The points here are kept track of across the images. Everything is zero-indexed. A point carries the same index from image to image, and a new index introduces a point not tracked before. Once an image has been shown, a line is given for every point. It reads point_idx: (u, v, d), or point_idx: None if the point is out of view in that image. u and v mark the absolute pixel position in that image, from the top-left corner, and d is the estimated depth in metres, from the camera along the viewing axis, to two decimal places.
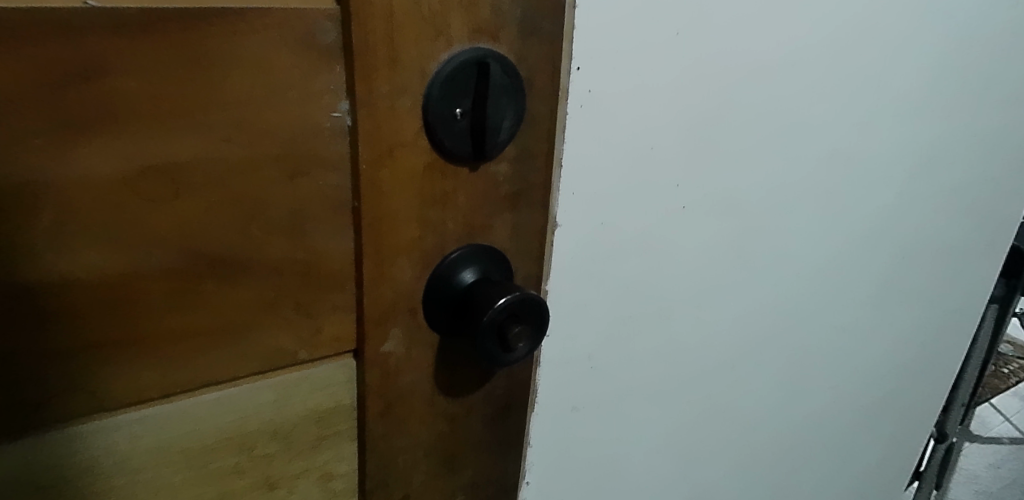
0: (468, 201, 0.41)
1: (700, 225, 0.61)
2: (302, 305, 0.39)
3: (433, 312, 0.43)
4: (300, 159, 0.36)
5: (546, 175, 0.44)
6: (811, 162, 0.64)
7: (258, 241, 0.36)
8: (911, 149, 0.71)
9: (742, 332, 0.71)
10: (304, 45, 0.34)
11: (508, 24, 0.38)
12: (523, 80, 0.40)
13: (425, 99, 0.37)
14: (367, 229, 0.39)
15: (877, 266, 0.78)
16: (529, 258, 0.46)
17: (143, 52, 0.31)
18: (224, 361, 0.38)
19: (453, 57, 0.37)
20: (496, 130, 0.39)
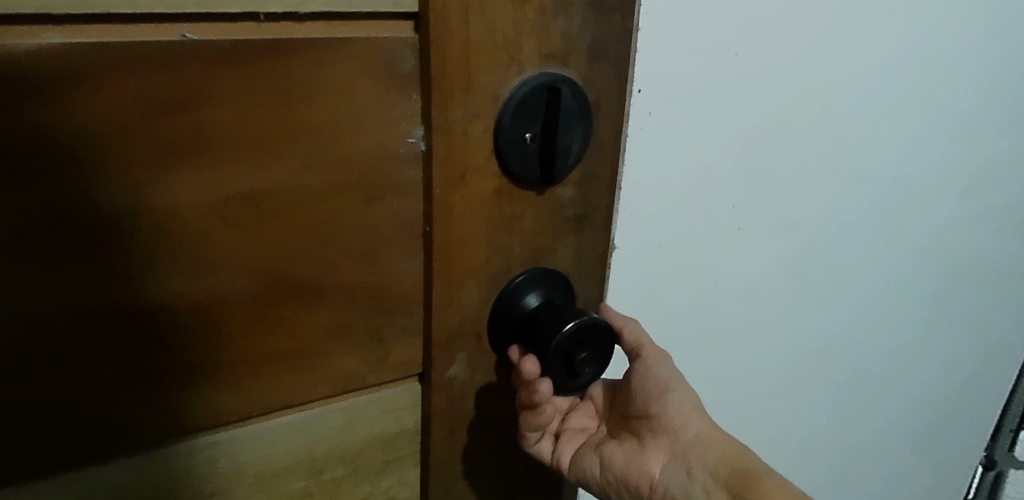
0: (533, 224, 0.42)
1: (754, 247, 0.60)
2: (371, 328, 0.40)
3: (498, 335, 0.43)
4: (377, 185, 0.37)
5: (610, 198, 0.44)
6: (866, 183, 0.64)
7: (334, 265, 0.37)
8: (968, 169, 0.70)
9: (794, 355, 0.70)
10: (383, 73, 0.35)
11: (578, 49, 0.39)
12: (591, 105, 0.40)
13: (497, 124, 0.37)
14: (438, 253, 0.39)
15: (931, 287, 0.76)
16: (591, 282, 0.46)
17: (234, 82, 0.32)
18: (298, 385, 0.39)
19: (524, 82, 0.37)
20: (564, 154, 0.39)
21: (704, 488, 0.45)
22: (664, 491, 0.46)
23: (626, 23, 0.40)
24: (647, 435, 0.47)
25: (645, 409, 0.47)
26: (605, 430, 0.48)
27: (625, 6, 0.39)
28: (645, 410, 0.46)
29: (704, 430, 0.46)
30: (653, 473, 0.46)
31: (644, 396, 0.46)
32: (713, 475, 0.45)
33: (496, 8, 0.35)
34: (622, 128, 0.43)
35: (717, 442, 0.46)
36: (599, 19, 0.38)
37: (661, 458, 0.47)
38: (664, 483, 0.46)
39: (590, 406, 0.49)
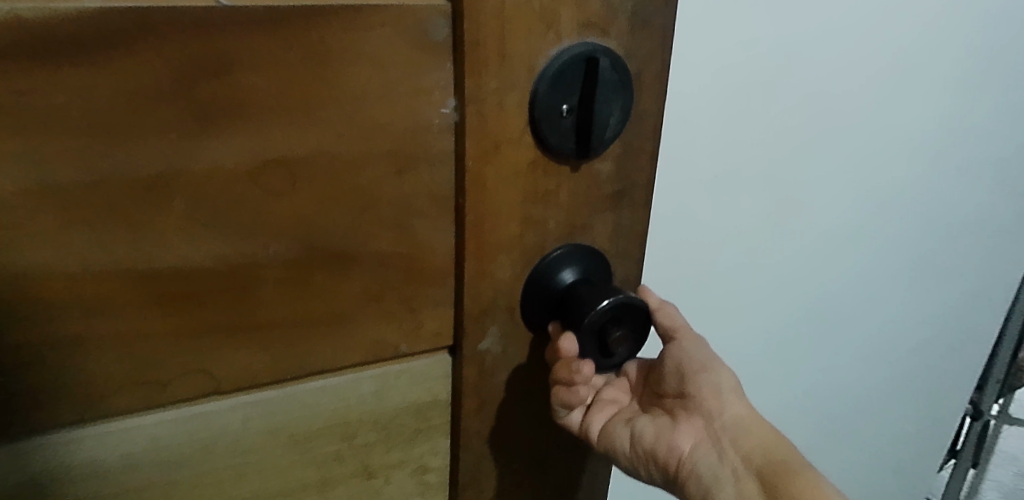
0: (570, 199, 0.41)
1: (740, 201, 0.65)
2: (404, 300, 0.40)
3: (532, 311, 0.42)
4: (412, 156, 0.37)
5: (650, 174, 0.43)
6: (847, 143, 0.68)
7: (368, 233, 0.37)
8: (958, 129, 0.74)
9: (783, 305, 0.75)
10: (417, 41, 0.35)
11: (618, 18, 0.37)
12: (631, 77, 0.39)
13: (533, 94, 0.37)
14: (469, 225, 0.39)
15: (919, 245, 0.79)
16: (629, 259, 0.45)
17: (268, 49, 0.33)
18: (333, 351, 0.39)
19: (562, 52, 0.36)
20: (602, 125, 0.38)
21: (734, 471, 0.44)
22: (691, 470, 0.45)
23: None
24: (680, 413, 0.46)
25: (679, 384, 0.46)
26: (637, 407, 0.47)
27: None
28: (681, 389, 0.46)
29: (738, 412, 0.46)
30: (681, 451, 0.45)
31: (678, 373, 0.46)
32: (745, 460, 0.44)
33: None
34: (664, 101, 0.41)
35: (748, 423, 0.45)
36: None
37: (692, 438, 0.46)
38: (692, 461, 0.45)
39: (625, 382, 0.48)
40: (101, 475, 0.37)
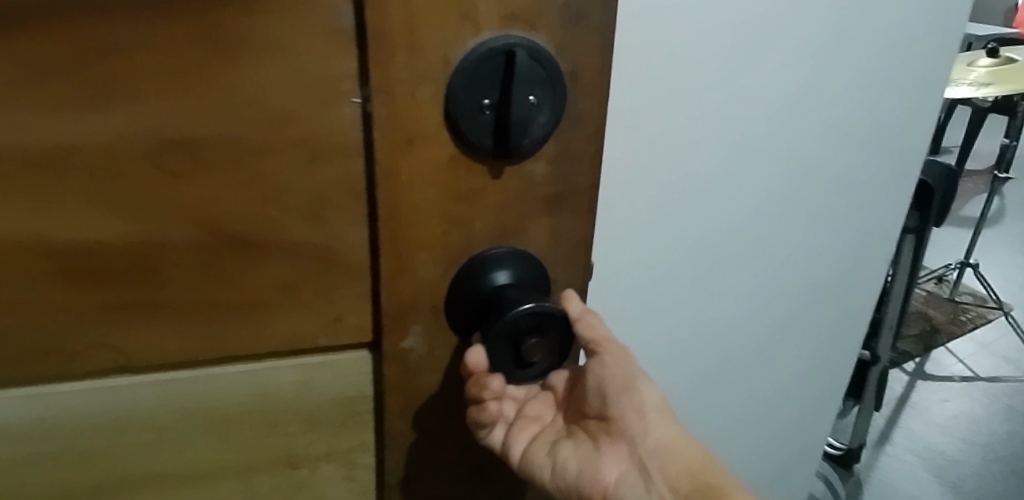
0: (499, 200, 0.38)
1: (711, 191, 0.71)
2: (320, 290, 0.40)
3: (459, 310, 0.40)
4: (322, 146, 0.36)
5: (594, 177, 0.40)
6: (812, 139, 0.72)
7: (278, 221, 0.37)
8: (901, 104, 0.74)
9: (751, 290, 0.81)
10: (323, 28, 0.34)
11: (549, 11, 0.34)
12: (563, 76, 0.36)
13: (448, 88, 0.34)
14: (384, 218, 0.37)
15: (864, 222, 0.82)
16: (572, 267, 0.42)
17: (163, 31, 0.32)
18: (248, 336, 0.40)
19: (480, 45, 0.34)
20: (521, 125, 0.35)
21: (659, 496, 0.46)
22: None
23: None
24: (603, 436, 0.47)
25: (604, 403, 0.46)
26: (559, 427, 0.47)
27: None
28: (603, 410, 0.46)
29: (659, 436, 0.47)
30: (607, 480, 0.46)
31: (602, 391, 0.46)
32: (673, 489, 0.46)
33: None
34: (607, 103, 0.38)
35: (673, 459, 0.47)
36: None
37: (617, 463, 0.46)
38: (619, 492, 0.46)
39: (549, 397, 0.48)
40: (15, 432, 0.39)
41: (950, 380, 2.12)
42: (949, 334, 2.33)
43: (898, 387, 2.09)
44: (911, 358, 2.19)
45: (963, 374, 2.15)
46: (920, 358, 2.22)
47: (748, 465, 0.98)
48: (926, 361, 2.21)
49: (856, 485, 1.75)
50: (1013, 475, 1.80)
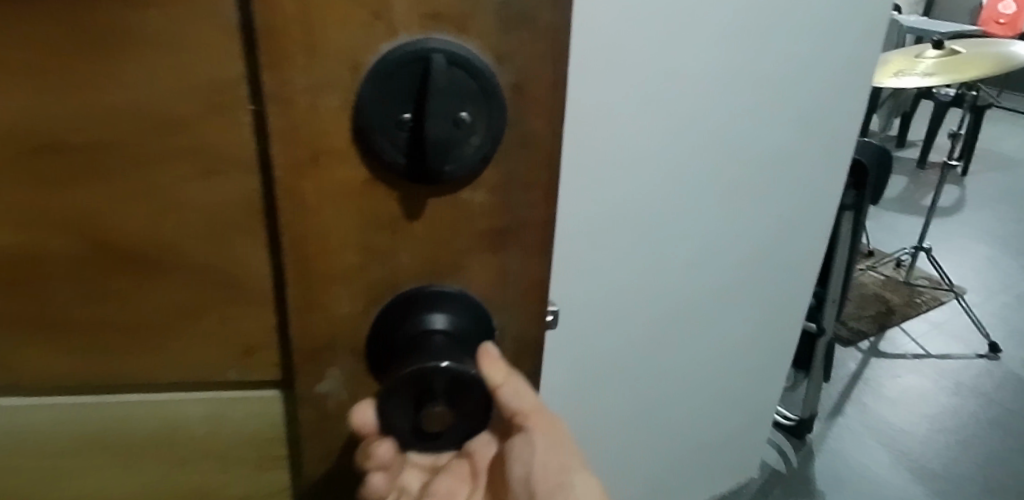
0: (427, 233, 0.31)
1: (614, 131, 0.96)
2: (226, 317, 0.35)
3: (373, 348, 0.33)
4: (221, 159, 0.32)
5: (552, 214, 0.31)
6: (693, 103, 1.00)
7: (171, 241, 0.33)
8: (765, 80, 1.03)
9: (638, 217, 1.06)
10: (212, 27, 0.29)
11: (482, 8, 0.27)
12: (501, 88, 0.28)
13: (358, 98, 0.28)
14: (289, 246, 0.31)
15: (724, 172, 1.09)
16: (526, 315, 0.34)
17: (26, 24, 0.28)
18: (145, 363, 0.36)
19: (395, 50, 0.27)
20: (445, 146, 0.28)
21: None
22: None
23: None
24: None
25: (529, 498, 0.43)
26: None
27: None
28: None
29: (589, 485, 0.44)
30: None
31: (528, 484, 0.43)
32: None
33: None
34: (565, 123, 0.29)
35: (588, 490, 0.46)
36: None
37: None
38: None
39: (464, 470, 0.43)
40: None
41: (903, 358, 2.24)
42: (903, 315, 2.42)
43: (852, 364, 2.21)
44: (864, 338, 2.32)
45: (915, 352, 2.26)
46: (875, 338, 2.33)
47: (666, 375, 1.28)
48: (879, 340, 2.32)
49: (807, 453, 1.87)
50: (958, 446, 1.92)
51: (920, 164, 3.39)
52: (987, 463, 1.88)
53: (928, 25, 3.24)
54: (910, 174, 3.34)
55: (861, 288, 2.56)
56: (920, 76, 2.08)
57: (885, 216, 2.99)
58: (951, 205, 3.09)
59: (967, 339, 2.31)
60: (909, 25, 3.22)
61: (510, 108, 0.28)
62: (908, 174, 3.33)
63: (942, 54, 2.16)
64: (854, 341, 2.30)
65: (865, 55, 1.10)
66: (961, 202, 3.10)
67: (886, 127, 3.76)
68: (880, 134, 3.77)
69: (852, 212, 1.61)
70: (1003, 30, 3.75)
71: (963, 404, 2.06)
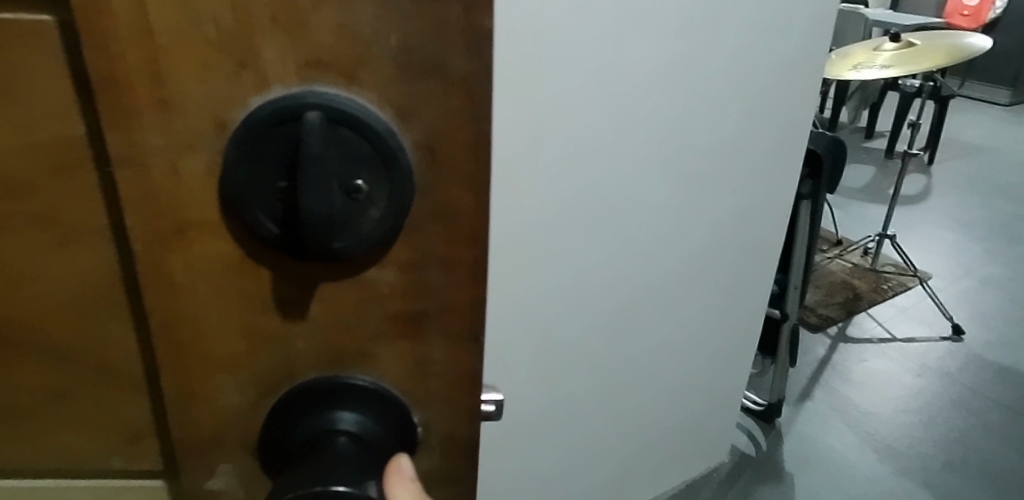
0: (326, 318, 0.25)
1: (556, 120, 0.91)
2: (101, 401, 0.30)
3: (273, 440, 0.28)
4: (68, 225, 0.26)
5: (481, 297, 0.25)
6: (637, 88, 0.96)
7: (26, 316, 0.27)
8: (711, 63, 0.99)
9: (590, 209, 1.02)
10: (47, 71, 0.23)
11: (378, 53, 0.21)
12: (405, 150, 0.22)
13: (225, 161, 0.22)
14: (159, 328, 0.26)
15: (666, 156, 1.05)
16: (452, 413, 0.28)
17: None
18: (12, 446, 0.30)
19: (268, 105, 0.21)
20: (330, 224, 0.22)
21: None
22: None
23: (480, 14, 0.21)
24: None
25: None
26: None
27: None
28: None
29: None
30: None
31: None
32: None
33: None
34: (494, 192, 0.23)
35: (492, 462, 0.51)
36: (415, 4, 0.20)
37: None
38: None
39: None
40: None
41: (869, 342, 2.24)
42: (870, 300, 2.42)
43: (822, 349, 2.21)
44: (832, 323, 2.31)
45: (881, 336, 2.26)
46: (843, 324, 2.32)
47: (628, 370, 1.25)
48: (847, 326, 2.31)
49: (777, 437, 1.86)
50: (922, 425, 1.92)
51: (887, 155, 3.39)
52: (952, 441, 1.87)
53: (892, 19, 3.24)
54: (879, 164, 3.35)
55: (828, 275, 2.56)
56: (879, 69, 2.07)
57: (852, 205, 3.00)
58: (915, 191, 3.10)
59: (932, 322, 2.33)
60: (874, 17, 3.23)
61: (420, 174, 0.22)
62: (875, 163, 3.35)
63: (901, 46, 2.15)
64: (823, 326, 2.30)
65: (816, 38, 1.07)
66: (928, 190, 3.11)
67: (854, 117, 3.77)
68: (850, 125, 3.78)
69: (807, 201, 1.55)
70: (967, 21, 3.80)
71: (929, 385, 2.06)
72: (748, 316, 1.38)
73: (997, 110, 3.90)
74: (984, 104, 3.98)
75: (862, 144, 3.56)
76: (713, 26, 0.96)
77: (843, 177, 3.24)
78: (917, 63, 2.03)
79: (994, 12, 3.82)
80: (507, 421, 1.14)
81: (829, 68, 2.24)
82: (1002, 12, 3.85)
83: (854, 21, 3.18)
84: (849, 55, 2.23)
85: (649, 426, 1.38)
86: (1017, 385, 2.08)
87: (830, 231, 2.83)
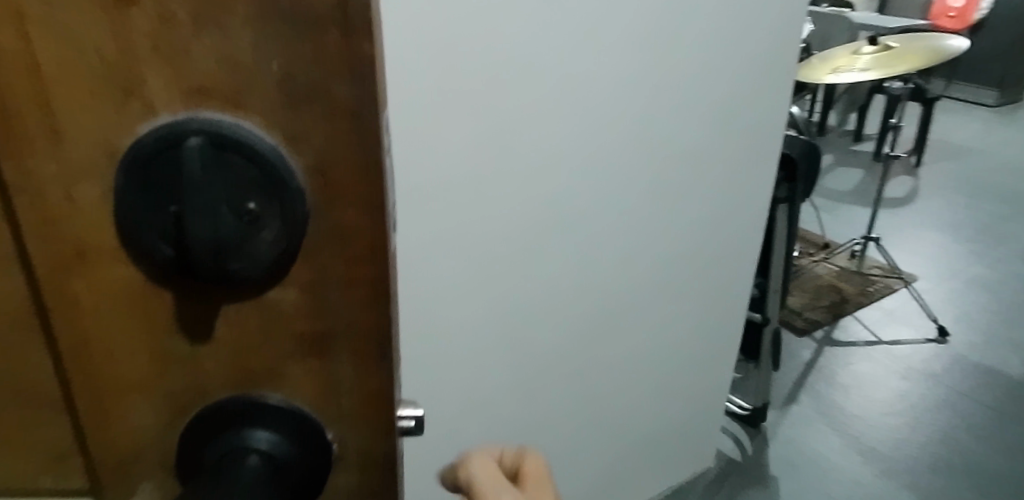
0: (231, 338, 0.25)
1: (525, 131, 0.92)
2: (26, 423, 0.30)
3: (187, 463, 0.27)
4: None
5: (385, 315, 0.25)
6: (607, 97, 0.96)
7: None
8: (678, 69, 1.01)
9: (561, 217, 1.02)
10: None
11: (260, 80, 0.21)
12: (294, 172, 0.22)
13: (117, 187, 0.23)
14: (69, 348, 0.26)
15: (640, 163, 1.06)
16: (366, 429, 0.28)
17: None
18: None
19: (156, 132, 0.22)
20: (222, 249, 0.22)
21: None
22: None
23: (357, 40, 0.21)
24: None
25: None
26: None
27: (352, 10, 0.21)
28: None
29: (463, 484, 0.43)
30: None
31: None
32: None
33: (90, 10, 0.20)
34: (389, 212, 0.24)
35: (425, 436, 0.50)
36: (291, 32, 0.21)
37: None
38: None
39: None
40: None
41: (856, 345, 2.24)
42: (857, 304, 2.43)
43: (808, 353, 2.21)
44: (819, 327, 2.32)
45: (868, 339, 2.27)
46: (829, 327, 2.33)
47: (606, 376, 1.26)
48: (833, 329, 2.32)
49: (762, 442, 1.86)
50: (907, 427, 1.92)
51: (875, 159, 3.41)
52: (937, 443, 1.88)
53: (878, 22, 3.25)
54: (866, 166, 3.36)
55: (815, 279, 2.57)
56: (858, 72, 2.08)
57: (839, 208, 3.01)
58: (902, 194, 3.11)
59: (918, 325, 2.33)
60: (859, 21, 3.24)
61: (312, 196, 0.23)
62: (862, 166, 3.36)
63: (880, 49, 2.16)
64: (808, 331, 2.30)
65: (779, 45, 1.09)
66: (915, 193, 3.12)
67: (842, 121, 3.78)
68: (838, 129, 3.79)
69: (785, 204, 1.57)
70: (953, 23, 3.80)
71: (915, 387, 2.07)
72: (726, 320, 1.40)
73: (982, 112, 3.92)
74: (971, 106, 4.00)
75: (849, 147, 3.58)
76: (678, 34, 0.98)
77: (830, 180, 3.25)
78: (895, 66, 2.04)
79: (982, 13, 3.84)
80: (486, 431, 1.14)
81: (809, 72, 2.25)
82: (986, 14, 3.87)
83: (839, 26, 3.19)
84: (828, 59, 2.24)
85: (631, 432, 1.39)
86: (1002, 385, 2.09)
87: (817, 234, 2.84)
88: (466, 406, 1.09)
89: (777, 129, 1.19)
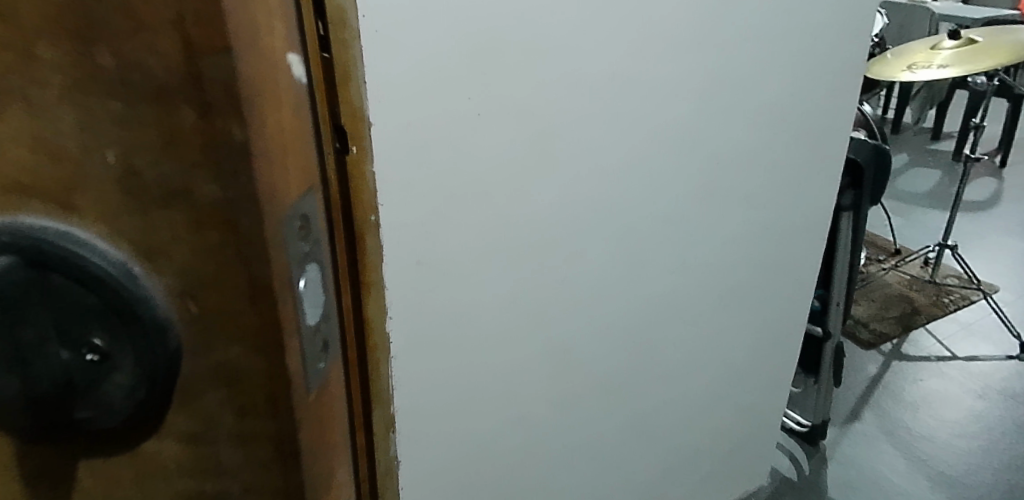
0: (101, 474, 0.25)
1: (564, 135, 0.90)
2: None
3: None
4: None
5: (270, 445, 0.25)
6: (648, 100, 0.94)
7: None
8: (720, 70, 0.97)
9: (597, 219, 1.00)
10: None
11: (96, 173, 0.22)
12: (152, 296, 0.22)
13: None
14: None
15: (680, 166, 1.03)
16: None
17: None
18: None
19: None
20: (67, 398, 0.23)
21: None
22: None
23: (215, 110, 0.21)
24: None
25: None
26: None
27: (204, 74, 0.20)
28: None
29: None
30: None
31: None
32: None
33: None
34: (281, 297, 0.23)
35: None
36: (137, 99, 0.21)
37: None
38: None
39: None
40: None
41: (927, 360, 2.10)
42: (929, 315, 2.28)
43: (874, 368, 2.08)
44: (887, 340, 2.18)
45: (940, 354, 2.12)
46: (898, 340, 2.19)
47: (639, 383, 1.22)
48: (903, 343, 2.18)
49: (821, 461, 1.76)
50: (980, 450, 1.79)
51: (953, 158, 3.21)
52: (1013, 469, 1.74)
53: (961, 12, 3.05)
54: (943, 167, 3.17)
55: (884, 288, 2.43)
56: (935, 69, 1.94)
57: (913, 212, 2.84)
58: (983, 198, 2.91)
59: (997, 340, 2.17)
60: (941, 11, 3.04)
61: (167, 300, 0.23)
62: (939, 167, 3.16)
63: (961, 43, 2.01)
64: (876, 344, 2.17)
65: (826, 44, 1.04)
66: (996, 196, 2.92)
67: (918, 118, 3.58)
68: (914, 126, 3.59)
69: (851, 212, 1.47)
70: None
71: (991, 408, 1.92)
72: (773, 328, 1.35)
73: None
74: None
75: (926, 146, 3.38)
76: (721, 35, 0.94)
77: (903, 181, 3.07)
78: (976, 62, 1.90)
79: None
80: (511, 435, 1.12)
81: (882, 68, 2.12)
82: None
83: (917, 17, 3.02)
84: (904, 54, 2.10)
85: (669, 442, 1.35)
86: None
87: (889, 240, 2.68)
88: (492, 407, 1.07)
89: (826, 131, 1.14)
